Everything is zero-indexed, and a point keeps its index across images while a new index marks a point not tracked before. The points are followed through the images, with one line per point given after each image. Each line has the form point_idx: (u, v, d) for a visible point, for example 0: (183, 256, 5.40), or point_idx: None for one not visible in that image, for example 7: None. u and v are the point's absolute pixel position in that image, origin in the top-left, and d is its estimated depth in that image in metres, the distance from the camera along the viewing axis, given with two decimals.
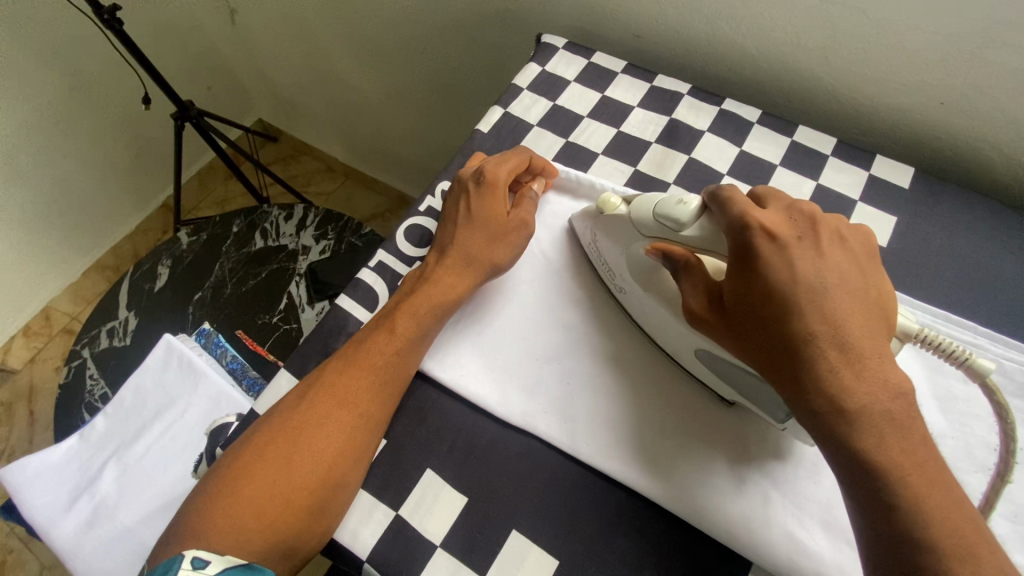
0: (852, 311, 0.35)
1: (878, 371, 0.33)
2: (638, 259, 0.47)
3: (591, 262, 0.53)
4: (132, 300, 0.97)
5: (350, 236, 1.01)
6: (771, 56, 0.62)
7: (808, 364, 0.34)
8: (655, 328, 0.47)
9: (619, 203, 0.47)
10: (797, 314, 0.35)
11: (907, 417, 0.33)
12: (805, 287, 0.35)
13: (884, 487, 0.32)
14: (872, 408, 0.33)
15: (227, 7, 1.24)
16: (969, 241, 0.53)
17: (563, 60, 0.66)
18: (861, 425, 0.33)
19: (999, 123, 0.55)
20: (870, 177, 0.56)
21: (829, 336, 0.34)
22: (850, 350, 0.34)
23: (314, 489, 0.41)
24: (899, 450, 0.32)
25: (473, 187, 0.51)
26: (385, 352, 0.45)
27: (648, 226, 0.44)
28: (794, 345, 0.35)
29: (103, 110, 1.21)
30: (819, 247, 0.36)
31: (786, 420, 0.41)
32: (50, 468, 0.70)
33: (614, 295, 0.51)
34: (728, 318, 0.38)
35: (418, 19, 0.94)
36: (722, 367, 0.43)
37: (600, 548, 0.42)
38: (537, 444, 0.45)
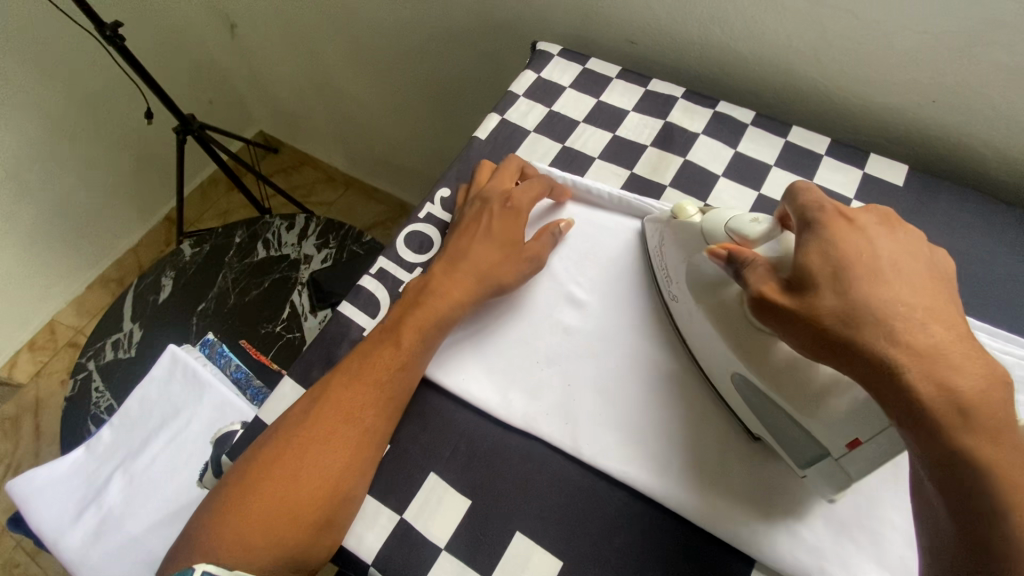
0: (934, 303, 0.34)
1: (976, 361, 0.32)
2: (701, 270, 0.45)
3: (651, 271, 0.52)
4: (136, 312, 0.97)
5: (351, 244, 1.02)
6: (764, 58, 0.63)
7: (903, 336, 0.32)
8: (697, 342, 0.46)
9: (695, 211, 0.47)
10: (886, 288, 0.34)
11: (1010, 412, 0.31)
12: (885, 272, 0.35)
13: (997, 481, 0.29)
14: (980, 393, 0.30)
15: (228, 20, 1.26)
16: (965, 236, 0.53)
17: (558, 66, 0.67)
18: (968, 410, 0.30)
19: (990, 120, 0.55)
20: (864, 176, 0.57)
21: (918, 319, 0.33)
22: (948, 332, 0.33)
23: (322, 503, 0.41)
24: (1009, 446, 0.30)
25: (498, 207, 0.53)
26: (391, 366, 0.46)
27: (716, 238, 0.44)
28: (882, 322, 0.33)
29: (106, 124, 1.23)
30: (895, 242, 0.37)
31: (806, 470, 0.40)
32: (56, 481, 0.71)
33: (666, 303, 0.50)
34: (806, 295, 0.35)
35: (415, 29, 0.96)
36: (756, 397, 0.42)
37: (604, 547, 0.42)
38: (539, 446, 0.46)
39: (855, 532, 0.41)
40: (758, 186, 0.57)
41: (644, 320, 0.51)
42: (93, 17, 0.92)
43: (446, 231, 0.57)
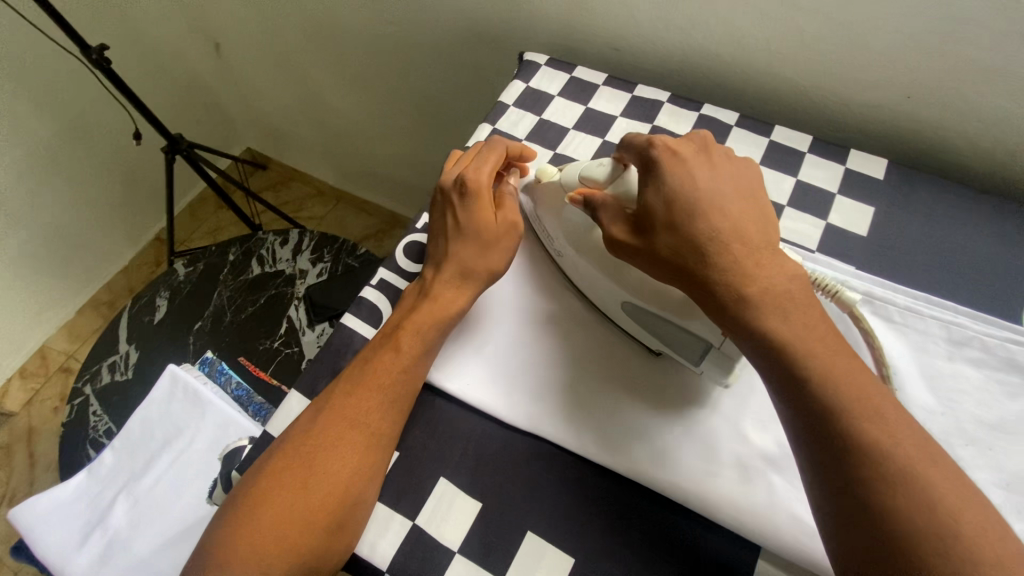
0: (745, 216, 0.41)
1: (772, 261, 0.40)
2: (571, 221, 0.50)
3: (534, 231, 0.56)
4: (131, 333, 0.97)
5: (346, 257, 1.03)
6: (746, 61, 0.65)
7: (717, 258, 0.39)
8: (588, 285, 0.51)
9: (554, 172, 0.52)
10: (704, 216, 0.40)
11: (803, 298, 0.39)
12: (709, 198, 0.41)
13: (796, 362, 0.36)
14: (771, 289, 0.38)
15: (213, 40, 1.26)
16: (944, 225, 0.55)
17: (546, 75, 0.68)
18: (763, 306, 0.38)
19: (964, 113, 0.58)
20: (846, 171, 0.59)
21: (732, 235, 0.40)
22: (749, 247, 0.40)
23: (333, 511, 0.42)
24: (803, 327, 0.37)
25: (457, 198, 0.52)
26: (392, 371, 0.46)
27: (570, 185, 0.49)
28: (704, 245, 0.40)
29: (93, 147, 1.22)
30: (713, 166, 0.43)
31: (699, 363, 0.45)
32: (59, 507, 0.70)
33: (554, 258, 0.55)
34: (647, 234, 0.42)
35: (402, 43, 0.97)
36: (647, 318, 0.47)
37: (613, 541, 0.43)
38: (545, 446, 0.47)
39: None
40: None
41: None
42: (79, 41, 0.92)
43: None
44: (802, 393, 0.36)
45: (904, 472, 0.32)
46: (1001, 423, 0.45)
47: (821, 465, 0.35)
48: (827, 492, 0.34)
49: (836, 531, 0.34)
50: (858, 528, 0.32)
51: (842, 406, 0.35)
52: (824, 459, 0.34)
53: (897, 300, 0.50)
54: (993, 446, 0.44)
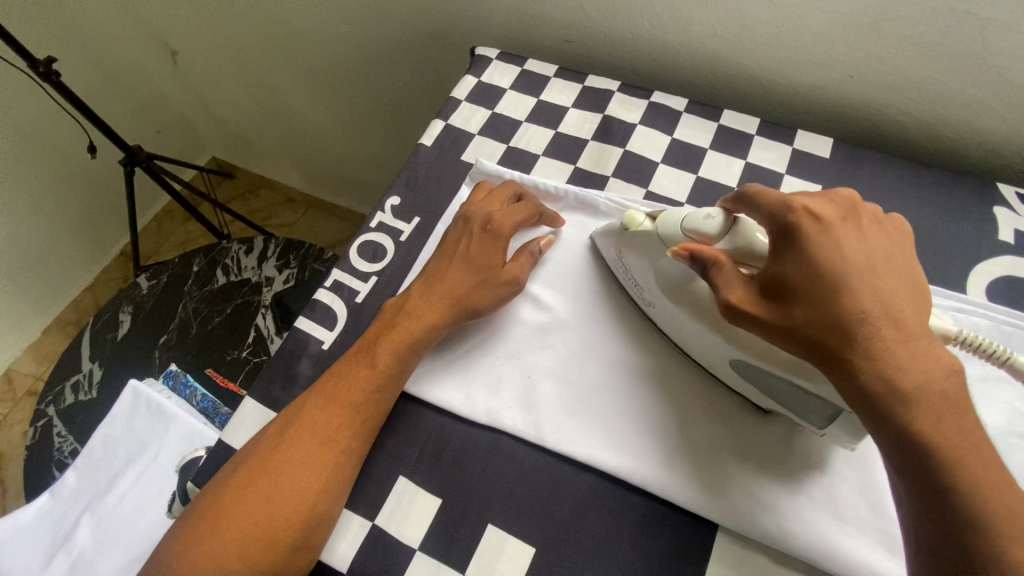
0: (897, 292, 0.36)
1: (929, 350, 0.34)
2: (667, 272, 0.46)
3: (615, 278, 0.53)
4: (95, 351, 0.95)
5: (313, 262, 1.02)
6: (693, 47, 0.65)
7: (864, 343, 0.34)
8: (687, 340, 0.47)
9: (644, 219, 0.47)
10: (849, 293, 0.35)
11: (962, 397, 0.33)
12: (852, 268, 0.36)
13: (939, 467, 0.32)
14: (928, 386, 0.33)
15: (168, 48, 1.24)
16: (888, 200, 0.56)
17: (498, 70, 0.68)
18: (919, 404, 0.33)
19: (904, 90, 0.59)
20: (793, 151, 0.60)
21: (882, 315, 0.35)
22: (902, 329, 0.35)
23: (296, 527, 0.41)
24: (954, 430, 0.33)
25: (478, 231, 0.52)
26: (365, 389, 0.46)
27: (674, 239, 0.45)
28: (844, 325, 0.35)
29: (48, 163, 1.19)
30: (859, 230, 0.38)
31: (825, 427, 0.41)
32: (24, 531, 0.69)
33: (643, 311, 0.50)
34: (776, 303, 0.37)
35: (358, 43, 0.96)
36: (758, 377, 0.43)
37: (572, 528, 0.43)
38: (506, 440, 0.46)
39: (802, 482, 0.43)
40: (695, 169, 0.59)
41: (598, 307, 0.52)
42: (24, 54, 0.90)
43: (397, 239, 0.58)
44: (935, 496, 0.33)
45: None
46: None
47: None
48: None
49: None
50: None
51: (988, 522, 0.31)
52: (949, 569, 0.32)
53: None
54: None
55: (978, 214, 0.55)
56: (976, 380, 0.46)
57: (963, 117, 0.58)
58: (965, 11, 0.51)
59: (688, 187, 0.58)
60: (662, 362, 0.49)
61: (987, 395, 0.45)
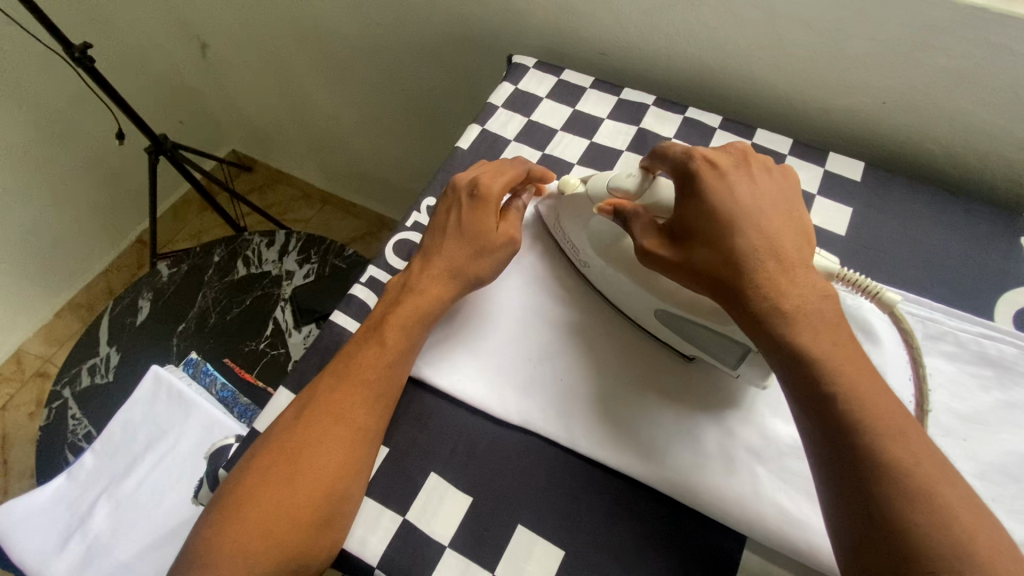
0: (779, 229, 0.42)
1: (805, 277, 0.40)
2: (597, 232, 0.51)
3: (558, 246, 0.57)
4: (113, 336, 0.96)
5: (333, 258, 1.03)
6: (729, 68, 0.67)
7: (751, 275, 0.40)
8: (616, 294, 0.52)
9: (577, 183, 0.53)
10: (738, 230, 0.41)
11: (835, 317, 0.39)
12: (741, 209, 0.42)
13: (816, 374, 0.37)
14: (806, 306, 0.39)
15: (198, 40, 1.27)
16: (918, 225, 0.57)
17: (534, 78, 0.69)
18: (796, 320, 0.38)
19: (937, 119, 0.60)
20: (826, 173, 0.61)
21: (766, 249, 0.40)
22: (781, 260, 0.40)
23: (320, 507, 0.42)
24: (829, 341, 0.38)
25: (467, 198, 0.52)
26: (376, 365, 0.46)
27: (600, 196, 0.50)
28: (731, 257, 0.40)
29: (73, 147, 1.21)
30: (748, 179, 0.44)
31: (737, 367, 0.46)
32: (38, 511, 0.68)
33: (580, 271, 0.55)
34: (682, 243, 0.43)
35: (389, 44, 0.98)
36: (677, 323, 0.48)
37: (602, 534, 0.43)
38: (537, 442, 0.47)
39: None
40: None
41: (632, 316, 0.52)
42: (61, 38, 0.91)
43: None
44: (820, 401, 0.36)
45: (919, 484, 0.33)
46: (974, 416, 0.46)
47: (829, 470, 0.35)
48: (839, 489, 0.34)
49: (848, 530, 0.34)
50: (864, 533, 0.33)
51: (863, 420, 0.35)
52: (832, 469, 0.35)
53: None
54: (967, 437, 0.45)
55: (1006, 244, 0.56)
56: (1004, 406, 0.47)
57: (993, 148, 0.59)
58: (1002, 46, 0.52)
59: None
60: (694, 374, 0.49)
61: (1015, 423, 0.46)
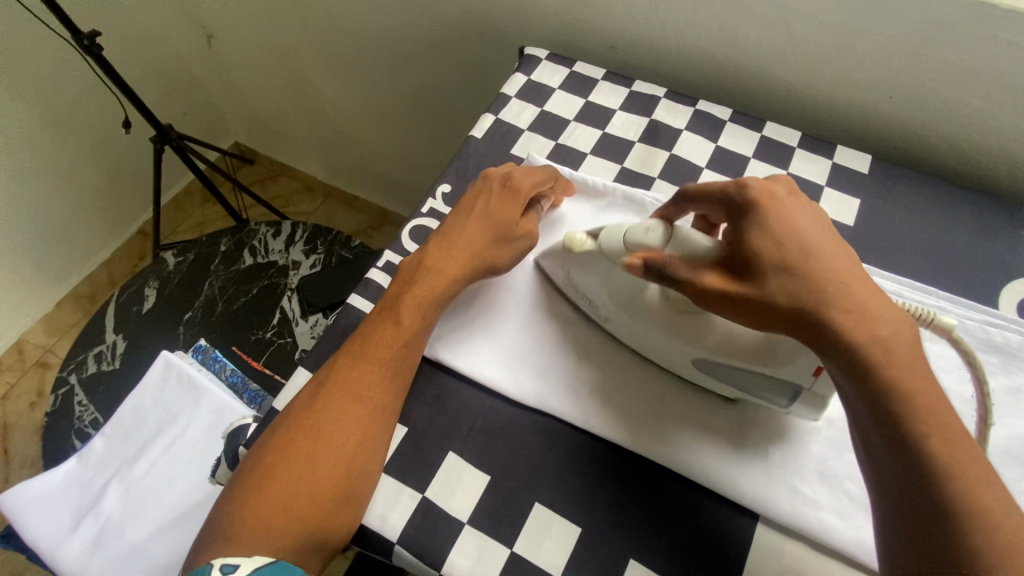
0: (845, 258, 0.39)
1: (885, 306, 0.37)
2: (619, 288, 0.47)
3: (566, 299, 0.53)
4: (119, 323, 0.96)
5: (340, 249, 1.03)
6: (738, 62, 0.68)
7: (826, 305, 0.37)
8: (646, 347, 0.48)
9: (585, 238, 0.48)
10: (813, 260, 0.39)
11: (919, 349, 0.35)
12: (806, 240, 0.40)
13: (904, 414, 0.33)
14: (891, 335, 0.35)
15: (204, 31, 1.26)
16: (923, 217, 0.59)
17: (546, 69, 0.70)
18: (880, 351, 0.35)
19: (941, 113, 0.61)
20: (833, 165, 0.62)
21: (840, 278, 0.38)
22: (860, 289, 0.38)
23: (338, 482, 0.42)
24: (919, 378, 0.34)
25: (498, 187, 0.53)
26: (393, 344, 0.47)
27: (619, 253, 0.46)
28: (804, 287, 0.38)
29: (78, 136, 1.20)
30: (806, 207, 0.42)
31: (789, 405, 0.44)
32: (48, 494, 0.68)
33: (598, 322, 0.52)
34: (748, 271, 0.40)
35: (397, 36, 0.98)
36: (717, 369, 0.45)
37: (618, 512, 0.44)
38: (553, 423, 0.48)
39: (845, 482, 0.44)
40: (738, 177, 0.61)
41: None
42: (69, 25, 0.91)
43: None
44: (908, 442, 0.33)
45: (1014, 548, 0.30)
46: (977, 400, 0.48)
47: (914, 516, 0.32)
48: (902, 514, 0.33)
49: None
50: (929, 562, 0.31)
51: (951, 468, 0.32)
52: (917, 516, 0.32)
53: (884, 285, 0.53)
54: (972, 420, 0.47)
55: (1008, 235, 0.57)
56: (1007, 391, 0.48)
57: (996, 142, 0.61)
58: (1007, 42, 0.53)
59: None
60: None
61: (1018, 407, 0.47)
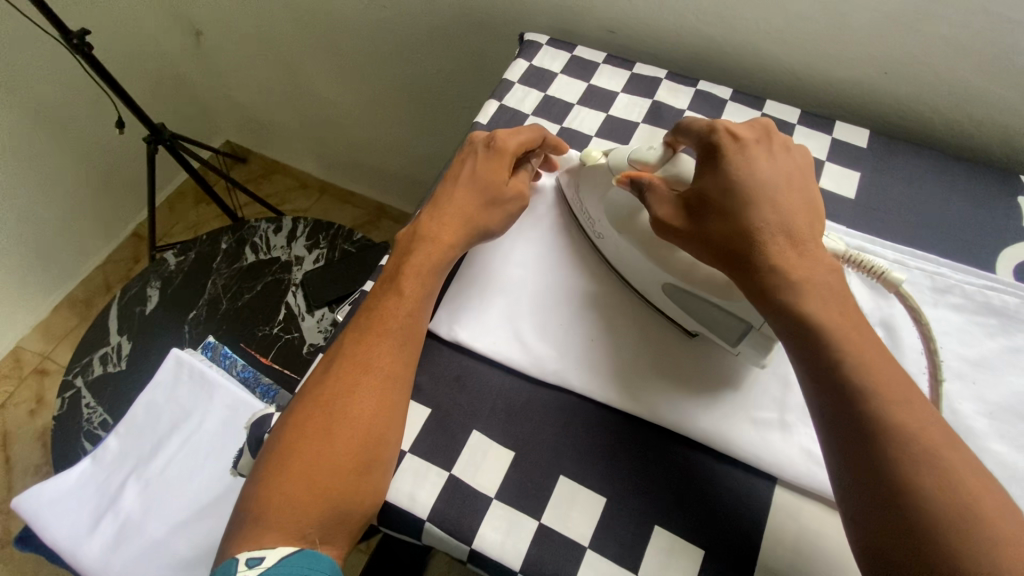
0: (791, 202, 0.43)
1: (812, 251, 0.42)
2: (613, 203, 0.52)
3: (578, 223, 0.57)
4: (123, 324, 0.95)
5: (342, 243, 1.03)
6: (736, 42, 0.69)
7: (761, 249, 0.41)
8: (631, 272, 0.52)
9: (599, 155, 0.53)
10: (758, 205, 0.43)
11: (841, 289, 0.40)
12: (756, 182, 0.43)
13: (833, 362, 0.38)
14: (813, 276, 0.40)
15: (192, 28, 1.25)
16: (922, 187, 0.60)
17: (548, 55, 0.71)
18: (804, 292, 0.40)
19: (937, 87, 0.63)
20: (833, 141, 0.63)
21: (777, 224, 0.42)
22: (794, 236, 0.42)
23: (358, 453, 0.43)
24: (840, 319, 0.39)
25: (482, 151, 0.54)
26: (399, 315, 0.48)
27: (618, 168, 0.51)
28: (741, 233, 0.42)
29: (68, 138, 1.19)
30: (771, 152, 0.46)
31: (739, 344, 0.47)
32: (64, 495, 0.68)
33: (592, 241, 0.56)
34: (694, 215, 0.45)
35: (392, 28, 0.98)
36: (684, 300, 0.49)
37: (642, 480, 0.45)
38: (573, 399, 0.49)
39: None
40: None
41: None
42: (58, 24, 0.90)
43: None
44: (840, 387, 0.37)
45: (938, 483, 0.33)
46: (982, 362, 0.49)
47: (850, 455, 0.36)
48: (846, 454, 0.36)
49: (868, 516, 0.34)
50: (873, 496, 0.34)
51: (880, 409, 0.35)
52: (853, 455, 0.35)
53: (886, 255, 0.55)
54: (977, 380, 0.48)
55: (1005, 203, 0.59)
56: (1010, 351, 0.49)
57: (990, 114, 0.62)
58: (999, 14, 0.55)
59: None
60: None
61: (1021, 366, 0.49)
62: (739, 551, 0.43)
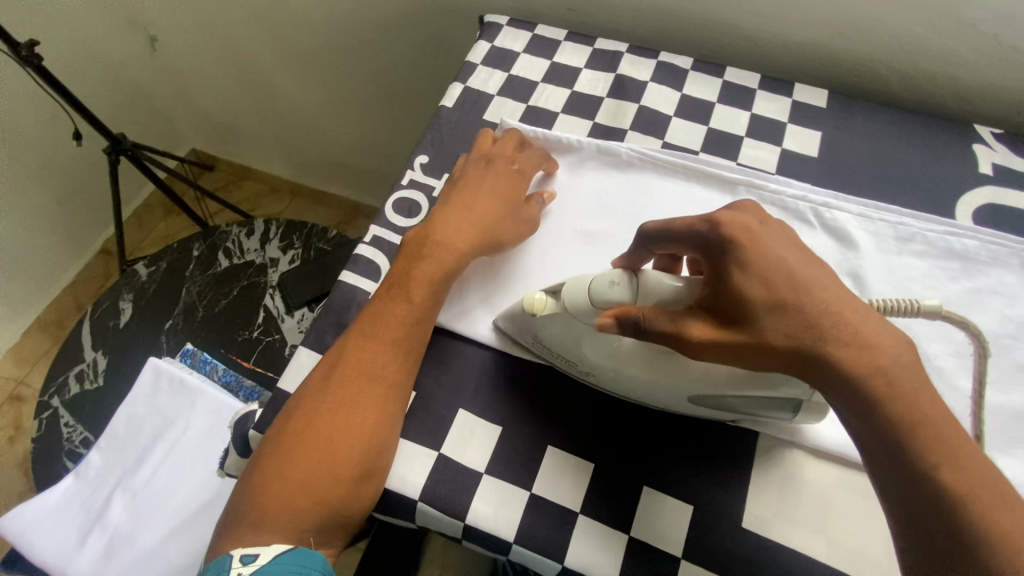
0: (824, 281, 0.36)
1: (876, 330, 0.33)
2: (593, 345, 0.44)
3: (538, 356, 0.49)
4: (97, 340, 0.93)
5: (317, 241, 1.02)
6: (694, 12, 0.70)
7: (823, 350, 0.33)
8: (641, 393, 0.45)
9: (544, 298, 0.44)
10: (798, 296, 0.35)
11: (924, 375, 0.33)
12: (782, 266, 0.36)
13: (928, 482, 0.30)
14: (892, 367, 0.32)
15: (147, 34, 1.22)
16: (881, 143, 0.62)
17: (509, 35, 0.70)
18: (887, 395, 0.32)
19: (889, 44, 0.64)
20: (793, 103, 0.64)
21: (829, 313, 0.34)
22: (849, 320, 0.34)
23: (360, 462, 0.43)
24: (929, 424, 0.31)
25: (506, 166, 0.55)
26: (405, 323, 0.47)
27: (584, 312, 0.42)
28: (794, 333, 0.34)
29: (25, 155, 1.15)
30: (772, 228, 0.39)
31: (795, 415, 0.43)
32: (49, 513, 0.67)
33: (579, 378, 0.48)
34: (731, 319, 0.36)
35: (352, 21, 0.97)
36: (716, 400, 0.43)
37: (630, 443, 0.46)
38: (557, 371, 0.49)
39: None
40: (706, 122, 0.63)
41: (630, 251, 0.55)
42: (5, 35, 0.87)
43: (430, 194, 0.59)
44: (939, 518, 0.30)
45: None
46: (945, 304, 0.51)
47: None
48: None
49: None
50: None
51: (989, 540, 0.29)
52: None
53: (851, 209, 0.55)
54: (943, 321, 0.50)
55: (960, 152, 0.61)
56: (971, 292, 0.51)
57: (940, 67, 0.64)
58: None
59: (701, 138, 0.62)
60: None
61: (982, 305, 0.51)
62: (726, 503, 0.44)
